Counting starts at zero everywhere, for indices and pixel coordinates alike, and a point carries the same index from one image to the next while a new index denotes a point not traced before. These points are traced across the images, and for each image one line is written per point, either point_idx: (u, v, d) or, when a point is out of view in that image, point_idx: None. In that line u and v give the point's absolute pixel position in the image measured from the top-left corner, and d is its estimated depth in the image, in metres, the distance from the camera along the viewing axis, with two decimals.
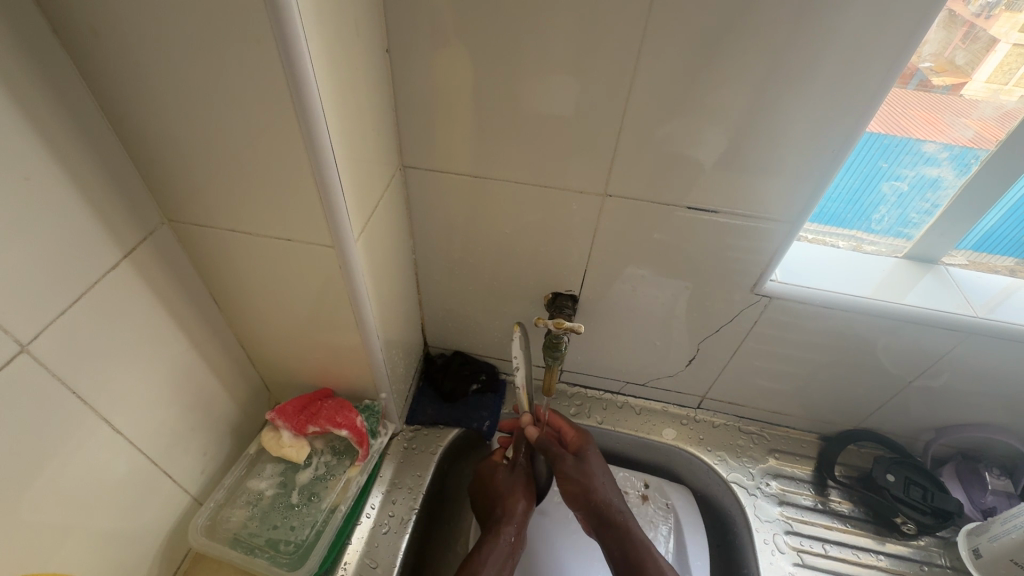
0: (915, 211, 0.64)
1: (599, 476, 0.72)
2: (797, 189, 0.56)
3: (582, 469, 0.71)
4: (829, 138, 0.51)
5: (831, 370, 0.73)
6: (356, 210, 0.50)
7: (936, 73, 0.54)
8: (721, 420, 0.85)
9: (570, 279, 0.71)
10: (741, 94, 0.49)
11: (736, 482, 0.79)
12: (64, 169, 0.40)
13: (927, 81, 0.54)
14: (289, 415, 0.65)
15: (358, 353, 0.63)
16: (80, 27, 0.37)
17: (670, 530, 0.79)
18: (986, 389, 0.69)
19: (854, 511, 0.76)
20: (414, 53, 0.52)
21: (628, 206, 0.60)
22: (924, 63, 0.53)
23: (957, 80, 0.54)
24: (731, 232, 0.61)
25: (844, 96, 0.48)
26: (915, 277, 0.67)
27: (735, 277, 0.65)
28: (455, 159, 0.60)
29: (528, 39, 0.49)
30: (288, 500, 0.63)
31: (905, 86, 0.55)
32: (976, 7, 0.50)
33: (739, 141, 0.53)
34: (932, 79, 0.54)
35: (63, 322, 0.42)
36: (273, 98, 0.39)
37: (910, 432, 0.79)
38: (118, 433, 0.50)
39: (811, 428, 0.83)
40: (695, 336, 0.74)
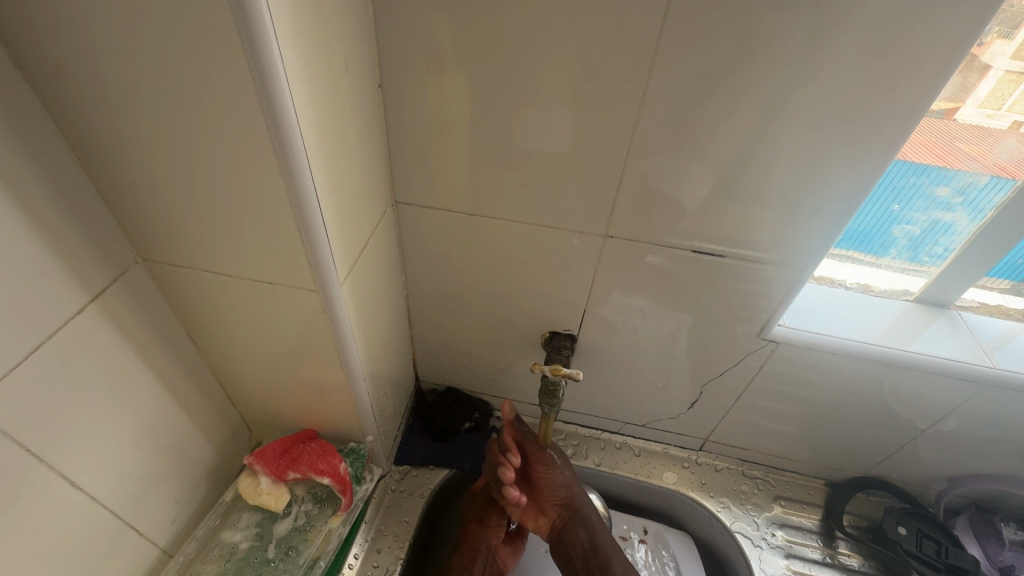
0: (927, 254, 0.62)
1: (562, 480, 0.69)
2: (808, 234, 0.53)
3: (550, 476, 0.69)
4: (844, 185, 0.49)
5: (838, 416, 0.70)
6: (341, 249, 0.47)
7: None
8: (724, 463, 0.81)
9: (568, 317, 0.67)
10: (753, 134, 0.47)
11: (740, 532, 0.75)
12: (27, 210, 0.37)
13: None
14: (269, 459, 0.61)
15: (342, 395, 0.60)
16: (47, 63, 0.35)
17: None
18: (1002, 438, 0.66)
19: (864, 566, 0.72)
20: (407, 86, 0.50)
21: (631, 246, 0.58)
22: None
23: (952, 105, 0.51)
24: (738, 274, 0.58)
25: (864, 137, 0.46)
26: (928, 321, 0.64)
27: (740, 320, 0.62)
28: (451, 194, 0.58)
29: (525, 76, 0.47)
30: (264, 554, 0.58)
31: None
32: None
33: (750, 180, 0.50)
34: (928, 104, 0.50)
35: (22, 374, 0.39)
36: (251, 140, 0.37)
37: (922, 481, 0.75)
38: (79, 487, 0.46)
39: (818, 474, 0.79)
40: (698, 378, 0.71)
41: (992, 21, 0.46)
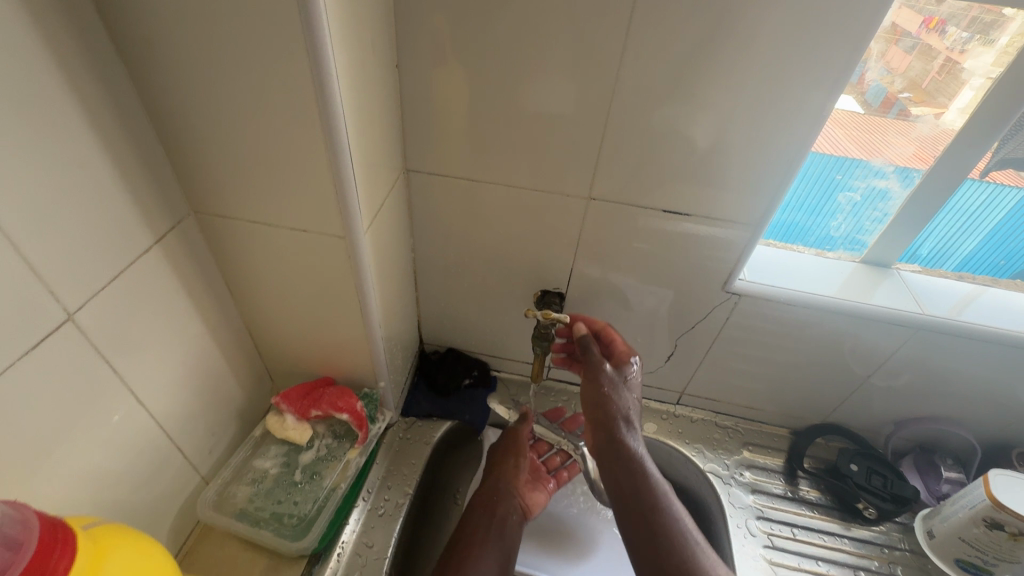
0: (868, 219, 0.71)
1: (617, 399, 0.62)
2: (761, 193, 0.62)
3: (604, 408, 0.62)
4: (786, 147, 0.58)
5: (798, 365, 0.79)
6: (365, 203, 0.55)
7: (914, 103, 0.62)
8: (699, 415, 0.90)
9: (558, 278, 0.76)
10: (713, 105, 0.56)
11: (712, 472, 0.84)
12: (110, 159, 0.45)
13: (906, 110, 0.62)
14: (293, 400, 0.69)
15: (360, 342, 0.68)
16: (135, 38, 0.43)
17: None
18: (936, 381, 0.76)
19: (820, 499, 0.80)
20: (420, 67, 0.59)
21: (613, 209, 0.66)
22: (902, 94, 0.62)
23: (936, 110, 0.61)
24: (705, 232, 0.66)
25: (800, 106, 0.54)
26: (871, 279, 0.74)
27: (708, 276, 0.71)
28: (456, 163, 0.66)
29: (522, 56, 0.56)
30: (291, 477, 0.66)
31: (886, 113, 0.63)
32: (950, 42, 0.57)
33: (713, 147, 0.59)
34: (911, 109, 0.62)
35: (105, 297, 0.47)
36: (299, 102, 0.45)
37: (873, 426, 0.84)
38: (140, 405, 0.54)
39: (783, 423, 0.88)
40: (674, 332, 0.79)
41: (975, 29, 0.56)
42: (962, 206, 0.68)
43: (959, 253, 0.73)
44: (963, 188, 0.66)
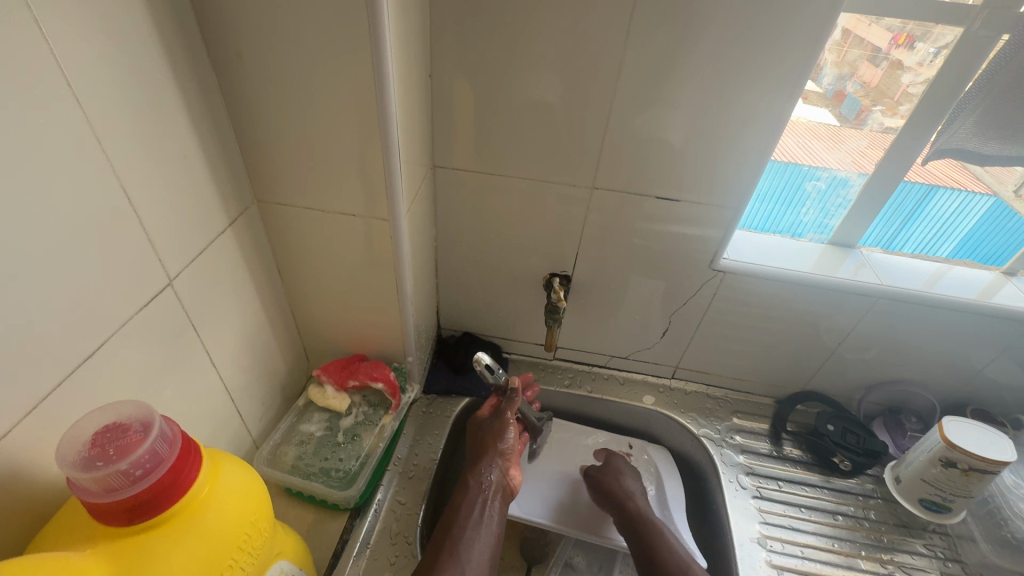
0: (833, 205, 0.82)
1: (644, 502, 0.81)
2: (740, 181, 0.71)
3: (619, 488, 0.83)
4: (760, 140, 0.67)
5: (779, 337, 0.89)
6: (405, 190, 0.64)
7: (889, 116, 0.72)
8: (692, 387, 0.99)
9: (565, 261, 0.85)
10: (699, 104, 0.65)
11: (706, 436, 0.92)
12: (202, 152, 0.54)
13: (882, 123, 0.73)
14: (332, 372, 0.77)
15: (393, 318, 0.76)
16: (228, 52, 0.53)
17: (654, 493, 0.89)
18: (899, 346, 0.86)
19: (802, 457, 0.90)
20: (449, 75, 0.68)
21: (613, 197, 0.75)
22: (876, 108, 0.73)
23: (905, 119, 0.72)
24: (694, 215, 0.75)
25: (767, 109, 0.64)
26: (837, 257, 0.84)
27: (697, 257, 0.80)
28: (475, 159, 0.75)
29: (538, 64, 0.65)
30: (334, 439, 0.74)
31: (862, 126, 0.75)
32: (918, 57, 0.67)
33: (698, 140, 0.68)
34: (887, 121, 0.73)
35: (193, 267, 0.56)
36: (360, 103, 0.54)
37: (847, 391, 0.94)
38: (212, 367, 0.62)
39: (767, 392, 0.97)
40: (668, 311, 0.88)
41: (938, 46, 0.66)
42: (903, 201, 0.81)
43: (911, 234, 0.84)
44: (899, 189, 0.79)
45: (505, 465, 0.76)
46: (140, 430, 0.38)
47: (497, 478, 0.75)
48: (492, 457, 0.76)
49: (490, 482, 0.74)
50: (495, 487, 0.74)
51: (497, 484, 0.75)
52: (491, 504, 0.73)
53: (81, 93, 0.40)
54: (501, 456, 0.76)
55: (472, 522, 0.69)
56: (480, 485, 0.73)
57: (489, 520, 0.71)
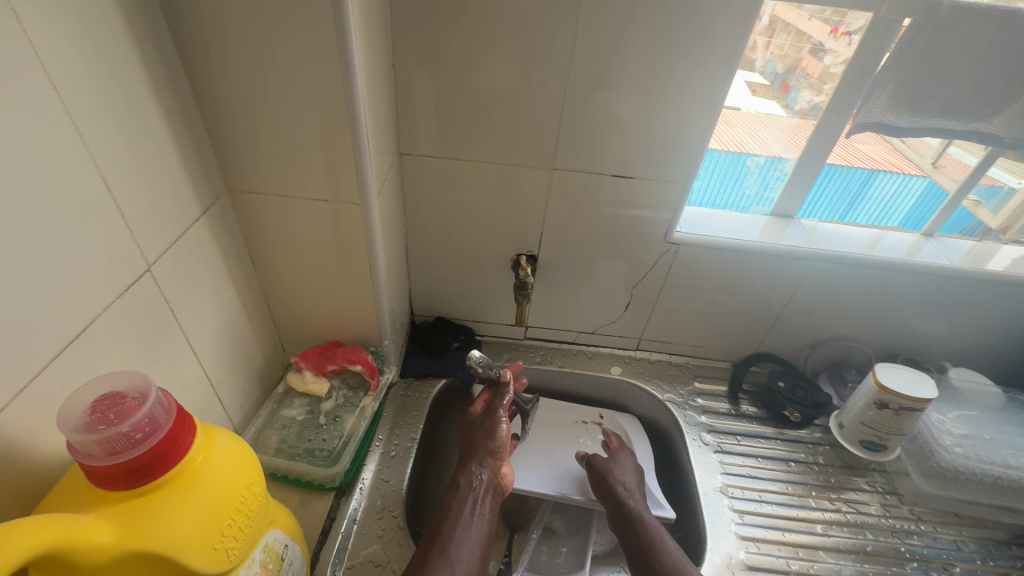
0: (772, 178, 0.90)
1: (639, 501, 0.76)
2: (688, 157, 0.76)
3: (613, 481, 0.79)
4: (703, 118, 0.72)
5: (730, 303, 0.96)
6: (374, 175, 0.66)
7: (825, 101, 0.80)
8: (655, 356, 1.05)
9: (530, 241, 0.89)
10: (647, 86, 0.70)
11: (670, 400, 0.99)
12: (173, 141, 0.56)
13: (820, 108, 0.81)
14: (310, 358, 0.79)
15: (368, 302, 0.78)
16: (196, 43, 0.54)
17: None
18: (837, 306, 0.94)
19: (758, 413, 0.97)
20: (412, 64, 0.71)
21: (572, 176, 0.80)
22: (817, 97, 0.80)
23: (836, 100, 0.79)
24: (648, 191, 0.81)
25: (709, 88, 0.70)
26: (779, 227, 0.92)
27: (652, 231, 0.86)
28: (440, 145, 0.78)
29: (495, 52, 0.69)
30: (316, 421, 0.76)
31: (806, 116, 0.82)
32: (849, 47, 0.75)
33: (648, 119, 0.73)
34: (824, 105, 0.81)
35: (169, 254, 0.57)
36: (328, 89, 0.57)
37: (794, 351, 1.02)
38: (192, 355, 0.63)
39: (724, 357, 1.05)
40: (629, 284, 0.94)
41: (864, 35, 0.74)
42: (829, 180, 0.90)
43: (857, 209, 0.93)
44: (824, 172, 0.88)
45: (495, 464, 0.75)
46: (137, 399, 0.40)
47: (488, 477, 0.73)
48: (482, 455, 0.75)
49: (481, 482, 0.73)
50: (485, 486, 0.73)
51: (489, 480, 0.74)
52: (482, 503, 0.71)
53: (58, 81, 0.42)
54: (491, 453, 0.75)
55: (462, 519, 0.67)
56: (470, 483, 0.72)
57: (480, 518, 0.69)
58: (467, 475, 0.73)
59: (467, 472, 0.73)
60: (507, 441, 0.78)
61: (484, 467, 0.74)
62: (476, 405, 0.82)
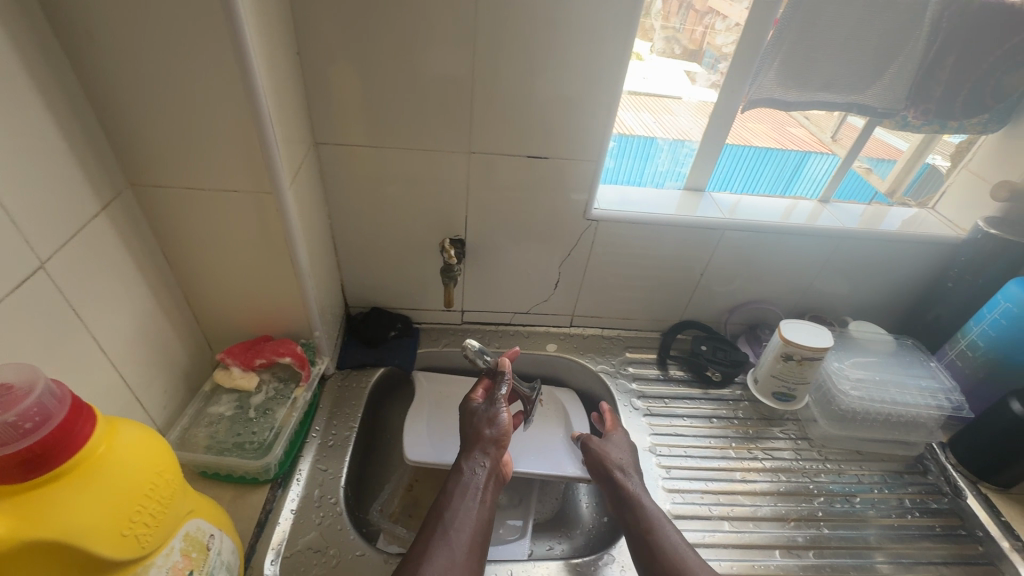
0: (681, 155, 0.95)
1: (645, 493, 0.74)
2: (597, 135, 0.80)
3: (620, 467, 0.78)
4: (606, 96, 0.76)
5: (653, 275, 1.01)
6: (286, 163, 0.66)
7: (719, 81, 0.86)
8: (589, 331, 1.10)
9: (456, 225, 0.91)
10: (550, 67, 0.73)
11: (603, 371, 1.03)
12: (62, 134, 0.54)
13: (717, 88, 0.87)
14: (237, 353, 0.78)
15: (293, 293, 0.78)
16: (77, 32, 0.53)
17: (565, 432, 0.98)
18: (750, 271, 1.01)
19: (684, 376, 1.04)
20: (319, 52, 0.71)
21: (489, 159, 0.82)
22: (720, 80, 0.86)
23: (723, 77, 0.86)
24: (564, 170, 0.84)
25: (609, 68, 0.74)
26: (691, 200, 0.98)
27: (572, 208, 0.89)
28: (357, 134, 0.79)
29: (401, 37, 0.70)
30: (245, 415, 0.76)
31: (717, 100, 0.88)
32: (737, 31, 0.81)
33: (555, 100, 0.76)
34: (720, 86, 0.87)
35: (67, 251, 0.55)
36: (225, 76, 0.56)
37: (715, 316, 1.09)
38: (104, 354, 0.62)
39: (652, 327, 1.10)
40: (556, 262, 0.98)
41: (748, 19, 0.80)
42: (730, 156, 0.96)
43: (761, 181, 1.00)
44: (726, 151, 0.96)
45: (499, 453, 0.72)
46: (22, 389, 0.39)
47: (491, 466, 0.70)
48: (486, 447, 0.72)
49: (484, 471, 0.69)
50: (488, 474, 0.70)
51: (493, 470, 0.70)
52: (485, 493, 0.68)
53: None
54: (494, 444, 0.73)
55: (464, 510, 0.65)
56: (473, 472, 0.69)
57: (481, 509, 0.66)
58: (472, 465, 0.70)
59: (471, 462, 0.70)
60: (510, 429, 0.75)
61: (488, 457, 0.71)
62: (475, 397, 0.80)
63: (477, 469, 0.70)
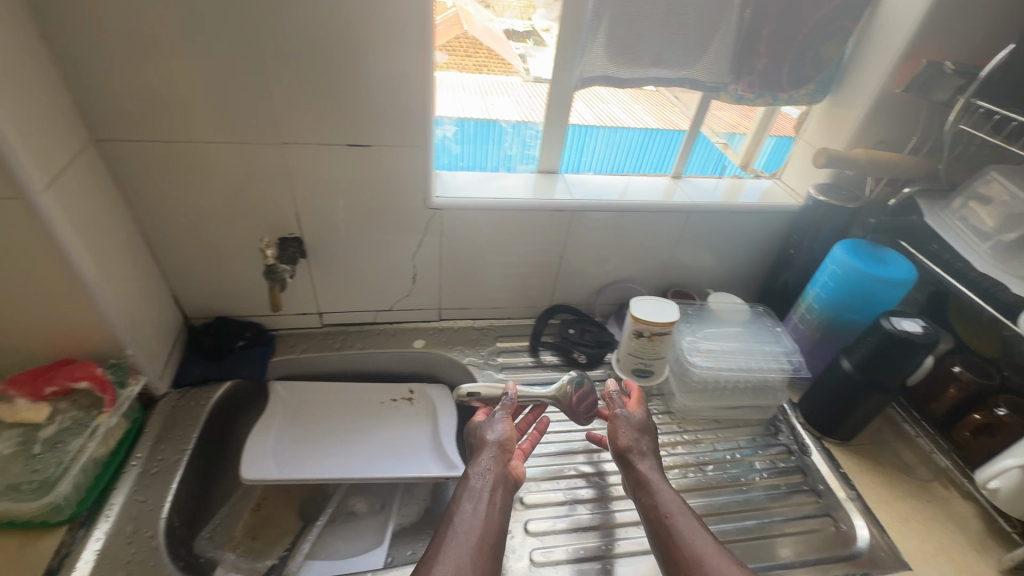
0: (527, 138, 0.94)
1: (657, 473, 0.69)
2: (417, 118, 0.76)
3: (632, 447, 0.71)
4: (416, 77, 0.73)
5: (513, 262, 0.99)
6: (32, 164, 0.58)
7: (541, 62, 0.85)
8: (459, 324, 1.07)
9: (289, 223, 0.85)
10: (348, 46, 0.68)
11: (471, 363, 1.01)
12: None
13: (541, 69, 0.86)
14: (22, 383, 0.71)
15: (84, 310, 0.70)
16: None
17: (430, 432, 0.94)
18: (609, 252, 1.01)
19: (555, 361, 1.03)
20: (73, 36, 0.62)
21: (306, 150, 0.77)
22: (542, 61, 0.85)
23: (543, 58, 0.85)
24: (391, 157, 0.80)
25: (413, 46, 0.70)
26: (542, 183, 0.96)
27: (410, 197, 0.85)
28: (147, 128, 0.71)
29: (169, 18, 0.63)
30: (30, 451, 0.68)
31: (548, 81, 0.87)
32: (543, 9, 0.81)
33: (362, 82, 0.72)
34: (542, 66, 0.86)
35: None
36: None
37: (584, 299, 1.09)
38: None
39: (524, 314, 1.09)
40: (408, 256, 0.93)
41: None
42: (575, 137, 0.96)
43: (613, 160, 1.00)
44: (574, 132, 0.95)
45: (505, 459, 0.68)
46: None
47: (493, 470, 0.66)
48: (489, 452, 0.68)
49: (486, 475, 0.65)
50: (497, 478, 0.65)
51: (498, 474, 0.66)
52: (495, 498, 0.63)
53: None
54: (490, 453, 0.68)
55: (463, 513, 0.60)
56: (480, 476, 0.65)
57: (489, 510, 0.61)
58: (471, 473, 0.66)
59: (471, 471, 0.66)
60: (512, 432, 0.72)
61: (488, 464, 0.67)
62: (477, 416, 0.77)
63: (477, 477, 0.65)
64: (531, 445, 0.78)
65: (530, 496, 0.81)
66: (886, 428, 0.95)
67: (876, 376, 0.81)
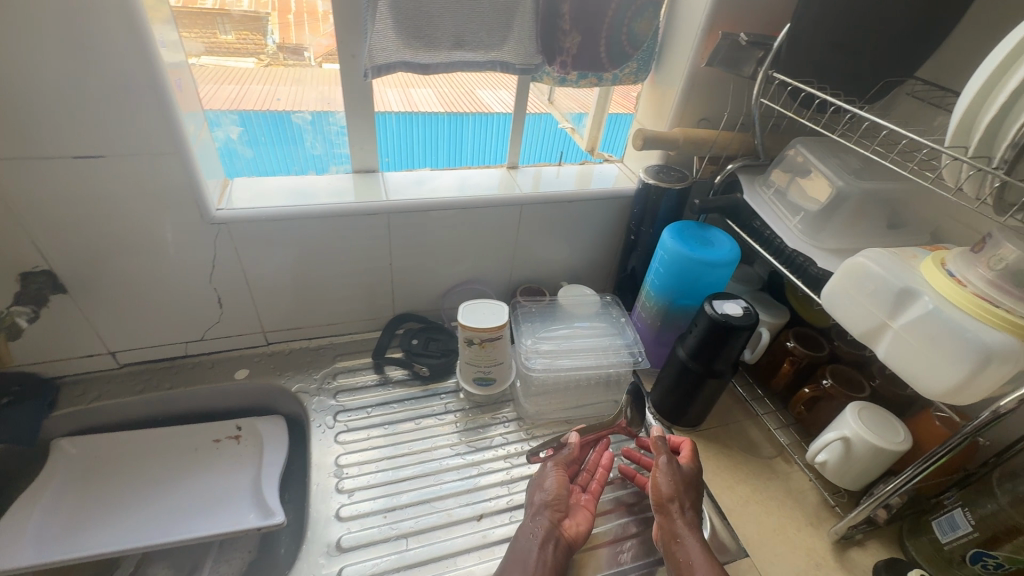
0: (331, 134, 0.85)
1: (694, 529, 0.68)
2: (156, 117, 0.65)
3: (673, 497, 0.70)
4: (139, 67, 0.61)
5: (337, 274, 0.89)
6: None
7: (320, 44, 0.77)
8: (291, 346, 0.96)
9: (29, 255, 0.70)
10: (30, 34, 0.56)
11: (301, 390, 0.90)
12: None
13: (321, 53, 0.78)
14: None
15: None
16: None
17: (252, 475, 0.83)
18: (447, 254, 0.94)
19: (400, 378, 0.94)
20: None
21: (20, 165, 0.63)
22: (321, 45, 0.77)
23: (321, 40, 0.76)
24: (140, 166, 0.68)
25: (121, 31, 0.58)
26: (357, 183, 0.87)
27: (182, 211, 0.73)
28: None
29: None
30: None
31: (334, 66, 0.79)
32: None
33: (67, 78, 0.59)
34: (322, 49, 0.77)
35: None
36: None
37: (432, 305, 1.01)
38: None
39: (367, 328, 1.00)
40: (205, 278, 0.81)
41: None
42: (388, 128, 0.88)
43: (437, 153, 0.93)
44: (382, 120, 0.87)
45: (554, 518, 0.69)
46: None
47: (543, 529, 0.67)
48: (538, 509, 0.70)
49: (535, 535, 0.67)
50: (545, 539, 0.67)
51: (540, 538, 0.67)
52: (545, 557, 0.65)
53: None
54: (541, 510, 0.69)
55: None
56: (525, 537, 0.67)
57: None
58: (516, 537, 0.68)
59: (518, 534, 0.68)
60: (561, 490, 0.71)
61: (529, 529, 0.68)
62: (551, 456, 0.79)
63: (524, 538, 0.67)
64: (600, 486, 0.74)
65: (347, 538, 0.72)
66: (736, 407, 0.95)
67: (707, 364, 0.79)
